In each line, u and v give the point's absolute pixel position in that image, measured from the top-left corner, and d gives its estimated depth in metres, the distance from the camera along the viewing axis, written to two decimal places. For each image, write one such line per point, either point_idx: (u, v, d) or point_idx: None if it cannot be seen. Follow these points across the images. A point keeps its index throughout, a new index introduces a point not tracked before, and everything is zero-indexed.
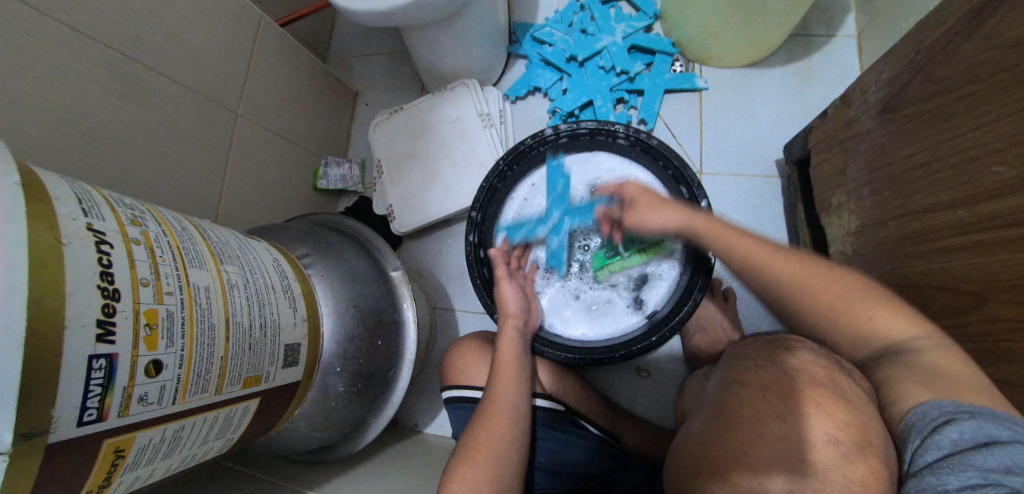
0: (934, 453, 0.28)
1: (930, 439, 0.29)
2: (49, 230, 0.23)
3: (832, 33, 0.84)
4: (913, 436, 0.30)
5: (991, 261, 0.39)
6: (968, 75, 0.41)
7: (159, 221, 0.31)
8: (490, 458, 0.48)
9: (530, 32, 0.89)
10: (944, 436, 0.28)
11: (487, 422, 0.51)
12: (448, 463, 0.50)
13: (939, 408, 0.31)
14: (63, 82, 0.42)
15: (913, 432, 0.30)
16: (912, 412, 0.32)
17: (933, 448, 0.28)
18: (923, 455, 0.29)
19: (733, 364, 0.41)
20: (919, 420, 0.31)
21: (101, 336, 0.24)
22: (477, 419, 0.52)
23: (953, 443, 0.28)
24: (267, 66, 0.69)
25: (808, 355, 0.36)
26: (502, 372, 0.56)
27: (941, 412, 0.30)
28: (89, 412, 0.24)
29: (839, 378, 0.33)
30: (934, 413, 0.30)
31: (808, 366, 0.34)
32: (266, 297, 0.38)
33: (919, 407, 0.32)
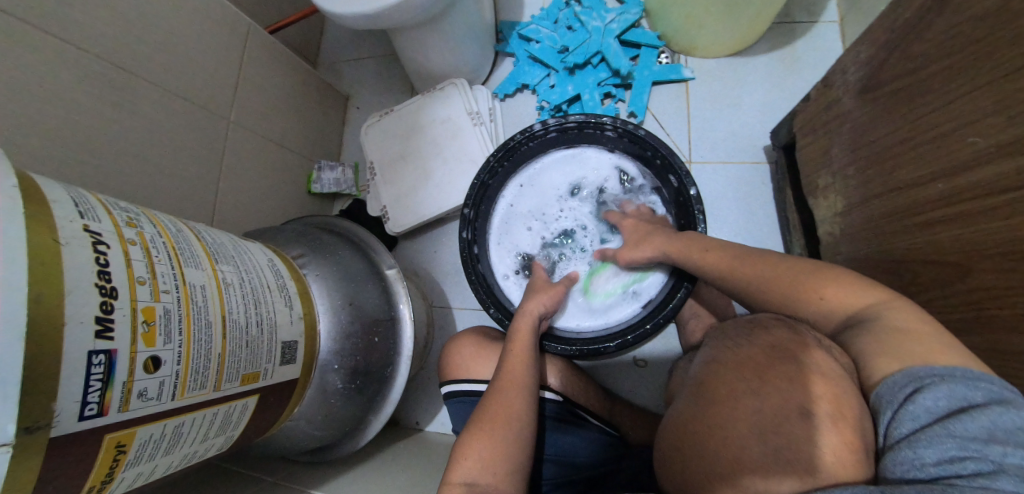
0: (909, 425, 0.27)
1: (903, 409, 0.28)
2: (46, 231, 0.23)
3: (814, 20, 0.85)
4: (885, 407, 0.29)
5: (972, 231, 0.40)
6: (942, 51, 0.42)
7: (155, 223, 0.32)
8: (507, 433, 0.47)
9: (516, 30, 0.90)
10: (918, 405, 0.27)
11: (503, 398, 0.50)
12: (456, 442, 0.48)
13: (908, 375, 0.29)
14: (55, 92, 0.42)
15: (884, 403, 0.29)
16: (882, 382, 0.30)
17: (908, 418, 0.27)
18: (897, 426, 0.27)
19: (720, 339, 0.42)
20: (889, 390, 0.30)
21: (100, 332, 0.24)
22: (490, 396, 0.51)
23: (927, 412, 0.27)
24: (257, 72, 0.70)
25: (805, 327, 0.35)
26: (519, 351, 0.55)
27: (909, 380, 0.29)
28: (90, 407, 0.24)
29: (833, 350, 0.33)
30: (903, 382, 0.29)
31: (798, 335, 0.34)
32: (262, 295, 0.39)
33: (888, 379, 0.30)
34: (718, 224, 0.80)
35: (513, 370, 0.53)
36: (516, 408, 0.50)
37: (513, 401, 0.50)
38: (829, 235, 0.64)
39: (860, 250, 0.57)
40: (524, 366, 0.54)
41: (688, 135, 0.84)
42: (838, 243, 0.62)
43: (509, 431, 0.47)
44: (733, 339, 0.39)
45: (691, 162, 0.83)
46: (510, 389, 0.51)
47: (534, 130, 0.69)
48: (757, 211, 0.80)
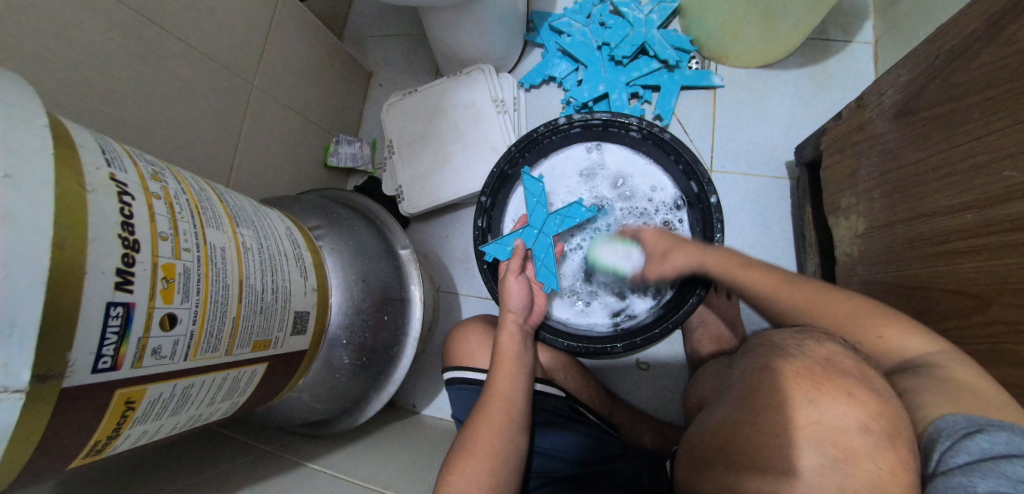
0: (964, 457, 0.28)
1: (960, 446, 0.29)
2: (73, 176, 0.23)
3: (849, 39, 0.83)
4: (942, 440, 0.30)
5: (997, 264, 0.39)
6: (985, 81, 0.41)
7: (179, 180, 0.31)
8: (489, 455, 0.47)
9: (547, 21, 0.89)
10: (975, 443, 0.28)
11: (487, 417, 0.49)
12: (447, 453, 0.49)
13: (969, 420, 0.31)
14: (84, 38, 0.41)
15: (941, 438, 0.30)
16: (940, 420, 0.32)
17: (963, 453, 0.28)
18: (952, 457, 0.28)
19: (754, 353, 0.39)
20: (948, 427, 0.31)
21: (119, 284, 0.24)
22: (476, 413, 0.50)
23: (984, 451, 0.27)
24: (285, 39, 0.69)
25: (833, 346, 0.34)
26: (505, 367, 0.54)
27: (971, 423, 0.30)
28: (103, 360, 0.24)
29: (870, 371, 0.31)
30: (964, 423, 0.31)
31: (836, 356, 0.33)
32: (278, 263, 0.38)
33: (949, 418, 0.32)
34: (733, 235, 0.80)
35: (498, 386, 0.52)
36: (499, 426, 0.48)
37: (496, 420, 0.49)
38: (847, 256, 0.63)
39: (878, 274, 0.56)
40: (509, 382, 0.52)
41: (711, 143, 0.83)
42: (854, 265, 0.61)
43: (499, 455, 0.47)
44: (768, 353, 0.36)
45: (712, 171, 0.83)
46: (494, 408, 0.50)
47: (557, 123, 0.68)
48: (773, 225, 0.79)
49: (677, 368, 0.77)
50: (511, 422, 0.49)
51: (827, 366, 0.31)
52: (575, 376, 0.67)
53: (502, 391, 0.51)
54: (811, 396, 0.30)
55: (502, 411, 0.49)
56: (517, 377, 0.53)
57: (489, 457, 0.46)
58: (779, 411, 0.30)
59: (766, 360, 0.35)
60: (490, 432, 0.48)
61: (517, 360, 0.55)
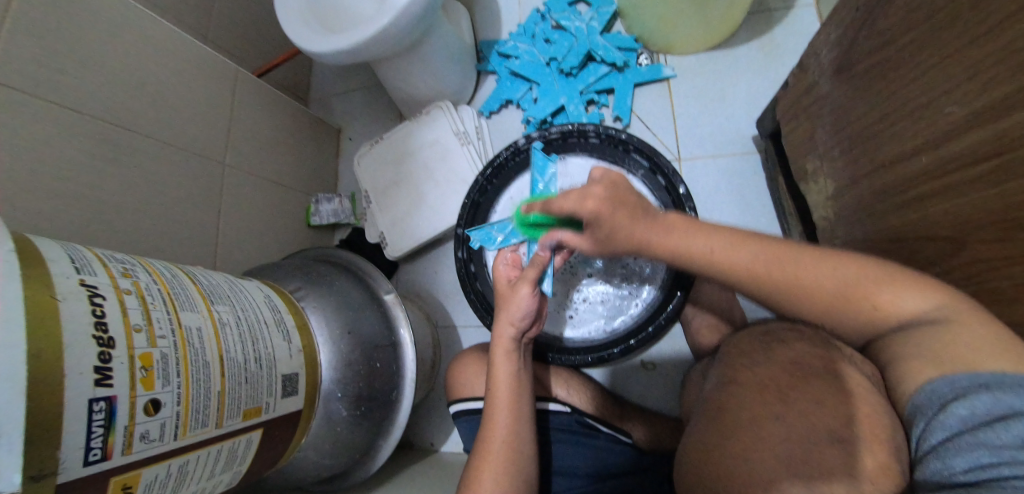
0: (939, 435, 0.28)
1: (936, 419, 0.29)
2: (44, 289, 0.25)
3: (790, 5, 0.85)
4: (919, 418, 0.31)
5: (962, 202, 0.39)
6: (906, 25, 0.42)
7: (150, 272, 0.33)
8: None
9: (495, 48, 0.92)
10: (953, 414, 0.28)
11: (489, 459, 0.49)
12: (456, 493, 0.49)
13: (948, 385, 0.30)
14: (59, 154, 0.45)
15: (919, 414, 0.31)
16: (920, 390, 0.31)
17: (939, 428, 0.29)
18: (929, 435, 0.29)
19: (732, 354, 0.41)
20: (925, 401, 0.31)
21: (99, 380, 0.26)
22: (478, 453, 0.50)
23: (961, 421, 0.27)
24: (249, 116, 0.73)
25: (845, 363, 0.34)
26: (501, 401, 0.52)
27: (950, 388, 0.29)
28: (93, 453, 0.25)
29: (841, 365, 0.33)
30: (944, 390, 0.30)
31: None
32: (259, 332, 0.40)
33: (927, 387, 0.31)
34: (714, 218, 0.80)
35: (496, 420, 0.51)
36: (501, 472, 0.48)
37: (500, 460, 0.48)
38: (825, 219, 0.63)
39: (857, 231, 0.56)
40: (506, 418, 0.51)
41: (674, 133, 0.85)
42: (835, 227, 0.61)
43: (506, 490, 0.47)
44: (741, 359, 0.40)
45: (680, 159, 0.84)
46: (495, 444, 0.49)
47: (518, 145, 0.72)
48: (752, 200, 0.79)
49: (685, 361, 0.76)
50: (514, 457, 0.49)
51: None
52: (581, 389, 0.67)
53: (501, 427, 0.50)
54: (778, 412, 0.32)
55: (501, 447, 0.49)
56: (513, 412, 0.51)
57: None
58: (754, 430, 0.33)
59: (737, 374, 0.39)
60: (494, 474, 0.48)
61: (512, 389, 0.53)
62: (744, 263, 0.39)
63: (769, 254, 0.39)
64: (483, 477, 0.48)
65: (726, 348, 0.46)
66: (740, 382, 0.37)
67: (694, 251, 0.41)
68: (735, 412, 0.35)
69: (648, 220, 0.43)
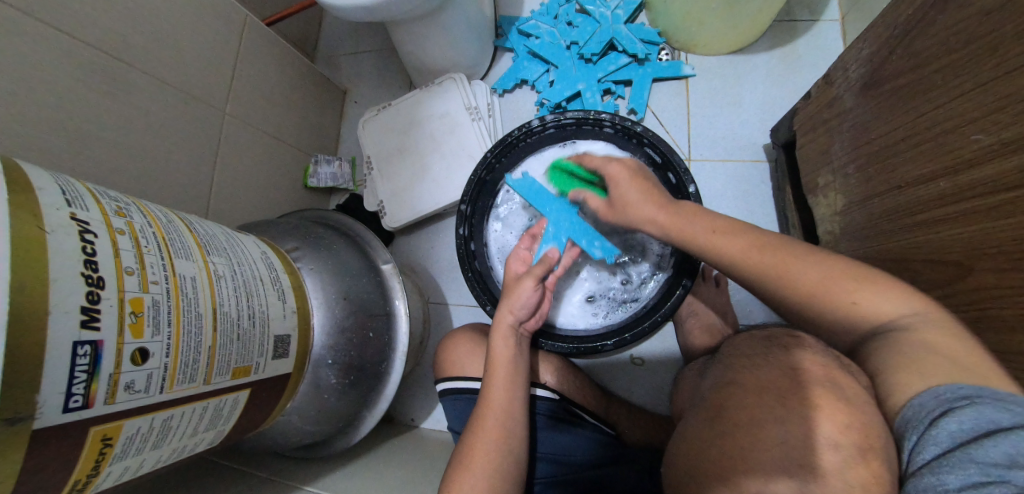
0: (932, 450, 0.27)
1: (928, 434, 0.28)
2: (30, 218, 0.23)
3: (816, 18, 0.84)
4: (909, 432, 0.29)
5: (974, 229, 0.39)
6: (944, 48, 0.41)
7: (145, 214, 0.31)
8: (487, 468, 0.46)
9: (515, 25, 0.89)
10: (942, 430, 0.28)
11: (483, 431, 0.49)
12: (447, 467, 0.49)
13: (935, 397, 0.30)
14: (50, 81, 0.42)
15: (910, 426, 0.30)
16: (907, 405, 0.31)
17: (930, 443, 0.28)
18: (921, 450, 0.28)
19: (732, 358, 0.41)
20: (915, 413, 0.30)
21: (85, 323, 0.24)
22: (472, 425, 0.50)
23: (952, 436, 0.27)
24: (254, 65, 0.69)
25: (807, 353, 0.35)
26: (499, 374, 0.53)
27: (937, 402, 0.30)
28: (74, 399, 0.24)
29: (838, 376, 0.32)
30: (930, 404, 0.30)
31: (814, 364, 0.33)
32: (254, 289, 0.38)
33: (914, 401, 0.31)
34: None
35: (492, 397, 0.51)
36: (496, 437, 0.48)
37: (494, 434, 0.48)
38: (829, 234, 0.63)
39: (860, 249, 0.57)
40: (504, 388, 0.52)
41: (688, 133, 0.84)
42: (838, 242, 0.61)
43: (499, 463, 0.47)
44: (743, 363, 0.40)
45: (690, 160, 0.83)
46: (489, 420, 0.49)
47: (531, 126, 0.69)
48: (756, 209, 0.80)
49: (673, 360, 0.77)
50: (508, 434, 0.49)
51: None
52: (568, 378, 0.67)
53: (496, 403, 0.50)
54: (779, 416, 0.31)
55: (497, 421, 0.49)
56: (508, 388, 0.52)
57: (487, 465, 0.46)
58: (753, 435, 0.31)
59: (738, 375, 0.36)
60: (487, 445, 0.48)
61: (511, 369, 0.53)
62: (741, 249, 0.45)
63: (763, 246, 0.44)
64: (476, 448, 0.48)
65: (726, 349, 0.46)
66: (742, 382, 0.35)
67: (706, 238, 0.48)
68: (733, 412, 0.33)
69: (673, 207, 0.51)
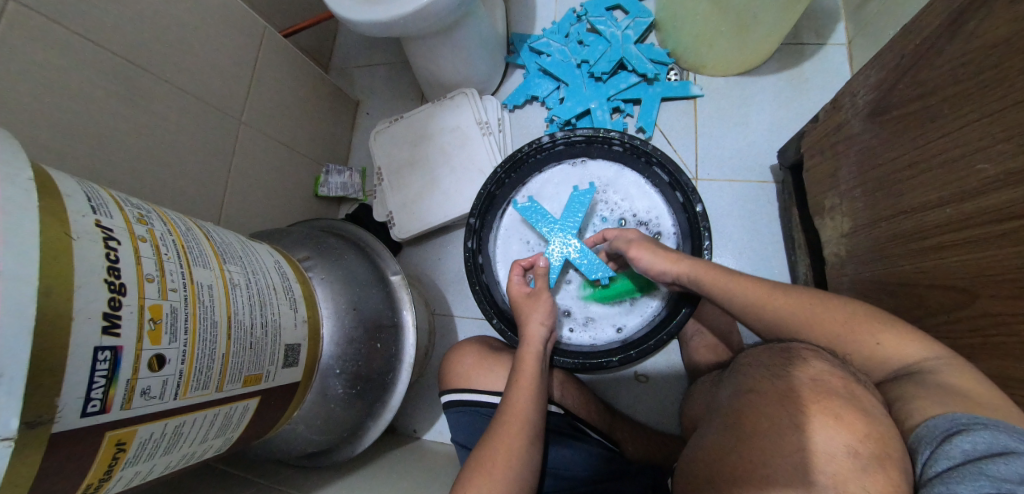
0: (943, 463, 0.28)
1: (940, 449, 0.29)
2: (59, 226, 0.23)
3: (823, 42, 0.86)
4: (923, 448, 0.30)
5: (982, 256, 0.39)
6: (950, 78, 0.42)
7: (165, 222, 0.32)
8: (505, 474, 0.46)
9: (527, 43, 0.91)
10: (954, 446, 0.29)
11: (505, 437, 0.49)
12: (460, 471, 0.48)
13: (950, 421, 0.31)
14: (73, 87, 0.43)
15: (923, 443, 0.30)
16: (923, 425, 0.32)
17: (944, 458, 0.28)
18: (932, 463, 0.29)
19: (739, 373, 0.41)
20: (929, 432, 0.31)
21: (106, 328, 0.24)
22: (492, 432, 0.50)
23: (964, 454, 0.28)
24: (270, 76, 0.70)
25: (820, 363, 0.35)
26: (525, 385, 0.53)
27: (951, 424, 0.31)
28: (92, 404, 0.24)
29: (857, 387, 0.32)
30: (945, 426, 0.31)
31: (823, 378, 0.33)
32: (268, 298, 0.39)
33: (930, 422, 0.32)
34: (723, 241, 0.80)
35: (518, 403, 0.51)
36: (515, 448, 0.48)
37: (515, 439, 0.48)
38: (836, 255, 0.64)
39: (867, 271, 0.57)
40: (528, 401, 0.52)
41: (695, 152, 0.85)
42: (844, 264, 0.61)
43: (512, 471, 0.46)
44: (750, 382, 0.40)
45: (698, 179, 0.84)
46: (513, 426, 0.50)
47: (542, 143, 0.69)
48: (763, 228, 0.80)
49: (678, 377, 0.76)
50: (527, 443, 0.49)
51: (810, 386, 0.32)
52: (573, 392, 0.67)
53: (521, 409, 0.51)
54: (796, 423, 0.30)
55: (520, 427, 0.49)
56: (534, 397, 0.52)
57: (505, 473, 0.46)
58: (773, 445, 0.31)
59: (756, 384, 0.36)
60: (506, 452, 0.47)
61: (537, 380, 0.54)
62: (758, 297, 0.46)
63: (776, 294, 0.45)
64: (496, 453, 0.47)
65: (740, 363, 0.45)
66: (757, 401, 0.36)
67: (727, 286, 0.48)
68: (749, 426, 0.33)
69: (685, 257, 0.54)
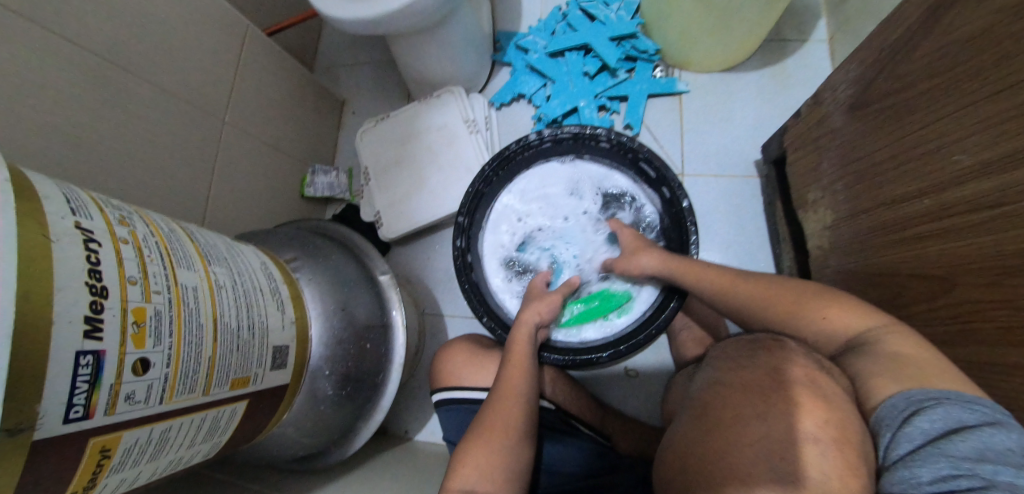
0: (905, 446, 0.29)
1: (901, 431, 0.30)
2: (38, 228, 0.23)
3: (804, 38, 0.88)
4: (884, 430, 0.31)
5: (959, 246, 0.41)
6: (928, 71, 0.43)
7: (148, 223, 0.31)
8: (497, 452, 0.47)
9: (514, 40, 0.92)
10: (914, 427, 0.29)
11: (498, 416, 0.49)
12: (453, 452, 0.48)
13: (906, 399, 0.31)
14: (52, 88, 0.42)
15: (884, 426, 0.31)
16: (882, 406, 0.32)
17: (905, 440, 0.29)
18: (894, 446, 0.29)
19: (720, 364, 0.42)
20: (889, 413, 0.31)
21: (88, 332, 0.24)
22: (486, 413, 0.50)
23: (924, 434, 0.29)
24: (254, 75, 0.69)
25: (793, 351, 0.36)
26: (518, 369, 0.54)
27: (908, 403, 0.31)
28: (75, 410, 0.23)
29: (820, 377, 0.32)
30: (903, 405, 0.31)
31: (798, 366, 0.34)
32: (255, 300, 0.38)
33: (887, 402, 0.32)
34: (710, 235, 0.82)
35: (512, 383, 0.52)
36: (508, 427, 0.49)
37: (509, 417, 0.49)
38: (818, 247, 0.65)
39: (849, 263, 0.58)
40: (521, 384, 0.53)
41: (681, 148, 0.86)
42: (827, 256, 0.63)
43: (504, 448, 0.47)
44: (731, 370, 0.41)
45: (684, 175, 0.85)
46: (507, 405, 0.50)
47: (529, 140, 0.69)
48: (748, 222, 0.82)
49: (668, 371, 0.77)
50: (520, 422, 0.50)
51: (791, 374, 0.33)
52: (563, 388, 0.67)
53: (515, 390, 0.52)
54: (761, 412, 0.31)
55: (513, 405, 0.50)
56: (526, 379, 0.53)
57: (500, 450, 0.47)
58: (754, 434, 0.31)
59: (730, 377, 0.37)
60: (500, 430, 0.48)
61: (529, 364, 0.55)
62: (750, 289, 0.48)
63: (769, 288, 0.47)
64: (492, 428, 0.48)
65: (714, 355, 0.45)
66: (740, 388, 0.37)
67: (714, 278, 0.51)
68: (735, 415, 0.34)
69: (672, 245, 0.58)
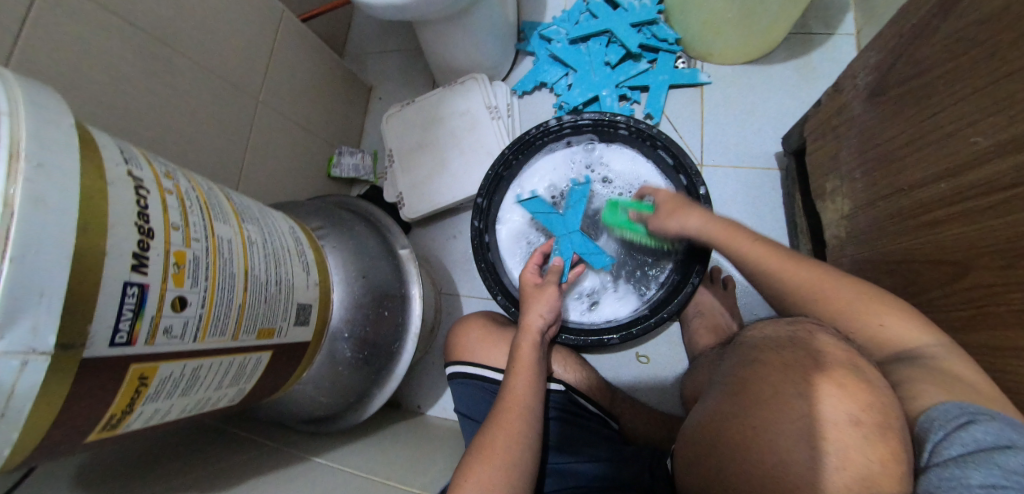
0: (957, 449, 0.28)
1: (953, 436, 0.30)
2: (97, 170, 0.25)
3: (831, 32, 0.85)
4: (933, 433, 0.31)
5: (975, 229, 0.39)
6: (946, 53, 0.42)
7: (190, 180, 0.34)
8: (505, 460, 0.47)
9: (537, 30, 0.93)
10: (967, 435, 0.29)
11: (505, 424, 0.50)
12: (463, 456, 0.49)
13: (960, 409, 0.31)
14: (105, 60, 0.45)
15: (934, 429, 0.31)
16: (933, 411, 0.32)
17: (956, 444, 0.29)
18: (943, 450, 0.29)
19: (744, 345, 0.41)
20: (940, 418, 0.31)
21: (135, 266, 0.26)
22: (493, 419, 0.51)
23: (976, 441, 0.28)
24: (287, 57, 0.73)
25: (829, 338, 0.35)
26: (523, 375, 0.54)
27: (962, 412, 0.31)
28: (120, 335, 0.26)
29: (860, 361, 0.32)
30: (955, 413, 0.31)
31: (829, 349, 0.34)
32: (282, 258, 0.41)
33: (940, 407, 0.32)
34: None
35: (517, 392, 0.53)
36: (515, 435, 0.49)
37: (516, 424, 0.50)
38: (836, 238, 0.64)
39: (865, 252, 0.57)
40: (526, 391, 0.53)
41: (701, 139, 0.85)
42: (843, 246, 0.62)
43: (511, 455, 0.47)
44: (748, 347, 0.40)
45: (703, 165, 0.84)
46: (512, 413, 0.51)
47: (548, 126, 0.70)
48: (767, 216, 0.80)
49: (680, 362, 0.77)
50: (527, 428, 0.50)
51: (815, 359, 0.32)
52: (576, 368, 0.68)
53: (519, 397, 0.52)
54: None
55: (518, 414, 0.50)
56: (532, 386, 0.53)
57: (506, 458, 0.47)
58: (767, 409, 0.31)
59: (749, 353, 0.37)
60: (507, 438, 0.48)
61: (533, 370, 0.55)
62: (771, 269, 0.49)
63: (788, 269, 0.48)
64: (497, 438, 0.48)
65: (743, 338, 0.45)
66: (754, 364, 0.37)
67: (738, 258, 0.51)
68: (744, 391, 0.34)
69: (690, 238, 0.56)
